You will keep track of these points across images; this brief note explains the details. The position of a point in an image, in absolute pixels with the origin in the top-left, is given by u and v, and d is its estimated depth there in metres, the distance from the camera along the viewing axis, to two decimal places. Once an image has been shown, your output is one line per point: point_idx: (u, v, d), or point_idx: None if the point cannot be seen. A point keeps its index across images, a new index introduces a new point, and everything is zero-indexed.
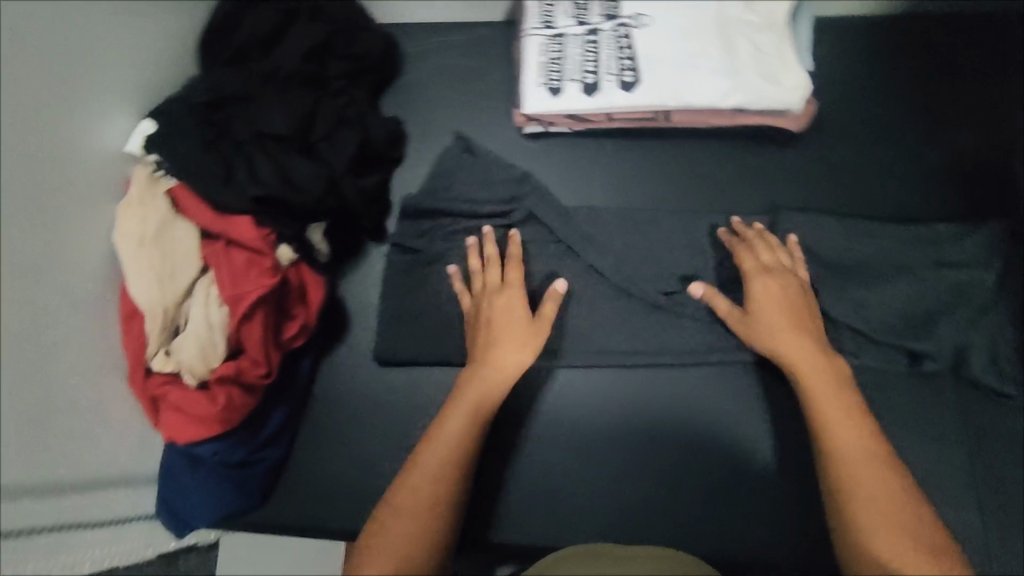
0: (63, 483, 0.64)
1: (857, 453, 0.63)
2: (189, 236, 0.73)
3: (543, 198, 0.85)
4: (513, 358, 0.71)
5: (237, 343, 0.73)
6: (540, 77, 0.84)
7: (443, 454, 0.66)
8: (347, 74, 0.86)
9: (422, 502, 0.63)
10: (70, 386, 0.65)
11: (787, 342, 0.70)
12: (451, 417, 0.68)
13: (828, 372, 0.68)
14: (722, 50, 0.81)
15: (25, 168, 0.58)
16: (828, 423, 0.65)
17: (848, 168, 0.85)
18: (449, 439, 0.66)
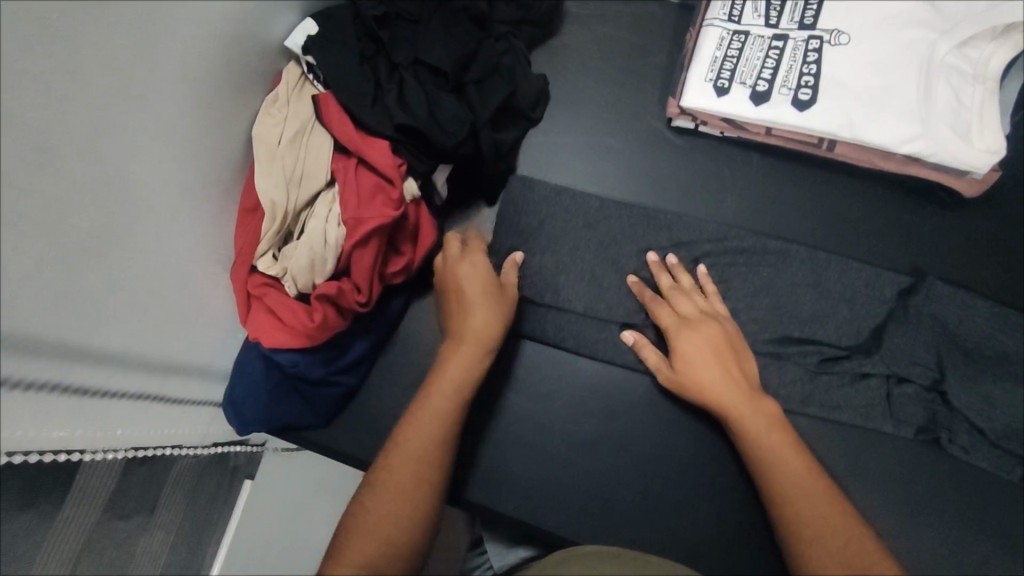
0: (152, 358, 0.63)
1: (795, 469, 0.62)
2: (324, 146, 0.72)
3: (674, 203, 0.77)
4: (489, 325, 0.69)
5: (344, 265, 0.72)
6: (709, 72, 0.79)
7: (439, 415, 0.62)
8: (512, 20, 0.83)
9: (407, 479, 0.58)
10: (179, 263, 0.64)
11: (713, 388, 0.67)
12: (446, 374, 0.65)
13: (748, 408, 0.66)
14: (917, 90, 0.74)
15: (188, 26, 0.56)
16: (772, 468, 0.62)
17: (1011, 251, 0.78)
18: (442, 401, 0.63)
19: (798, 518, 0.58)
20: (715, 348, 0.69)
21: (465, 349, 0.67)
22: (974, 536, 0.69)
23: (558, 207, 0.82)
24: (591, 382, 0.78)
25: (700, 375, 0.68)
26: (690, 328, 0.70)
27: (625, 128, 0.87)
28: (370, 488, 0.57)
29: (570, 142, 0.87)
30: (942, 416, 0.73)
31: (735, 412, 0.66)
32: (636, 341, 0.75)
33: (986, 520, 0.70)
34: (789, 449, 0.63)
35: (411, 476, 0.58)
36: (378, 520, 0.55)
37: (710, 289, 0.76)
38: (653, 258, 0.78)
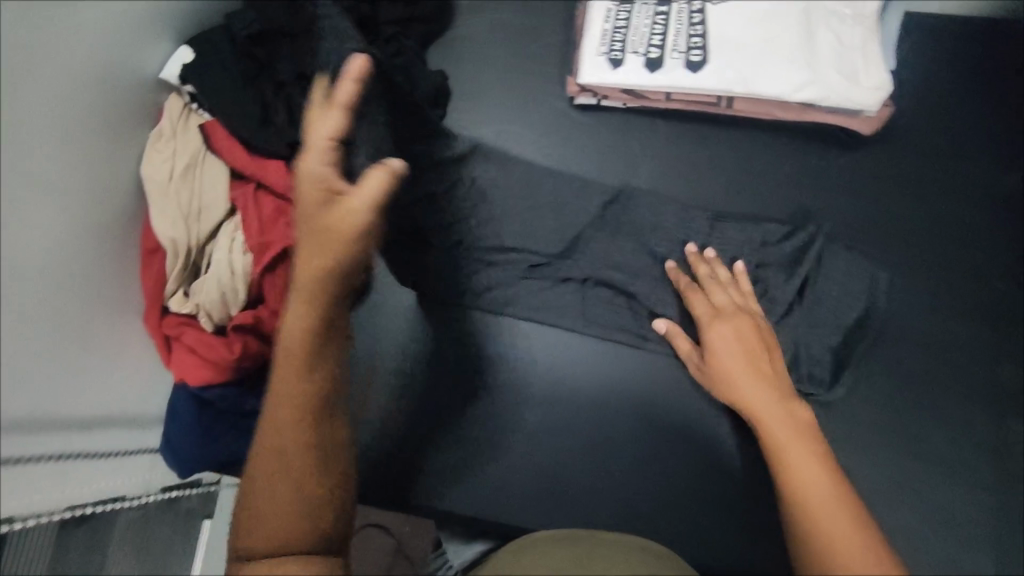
0: (64, 416, 0.60)
1: (817, 469, 0.56)
2: (219, 177, 0.71)
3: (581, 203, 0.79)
4: (348, 229, 0.46)
5: (258, 293, 0.71)
6: (601, 46, 0.79)
7: (293, 391, 0.47)
8: (398, 20, 0.82)
9: (293, 463, 0.47)
10: (74, 314, 0.60)
11: (746, 388, 0.65)
12: (289, 328, 0.48)
13: (776, 408, 0.63)
14: (800, 37, 0.76)
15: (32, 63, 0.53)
16: (785, 461, 0.57)
17: (918, 183, 0.78)
18: (289, 374, 0.48)
19: (810, 518, 0.52)
20: (747, 342, 0.68)
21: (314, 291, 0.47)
22: (913, 465, 0.69)
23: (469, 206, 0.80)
24: (528, 372, 0.75)
25: (732, 368, 0.67)
26: (721, 322, 0.70)
27: (530, 112, 0.86)
28: (252, 484, 0.48)
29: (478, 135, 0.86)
30: (870, 352, 0.73)
31: (766, 422, 0.62)
32: (666, 331, 0.73)
33: (933, 446, 0.70)
34: (813, 454, 0.57)
35: (292, 455, 0.47)
36: (269, 517, 0.47)
37: (747, 289, 0.73)
38: (691, 249, 0.76)
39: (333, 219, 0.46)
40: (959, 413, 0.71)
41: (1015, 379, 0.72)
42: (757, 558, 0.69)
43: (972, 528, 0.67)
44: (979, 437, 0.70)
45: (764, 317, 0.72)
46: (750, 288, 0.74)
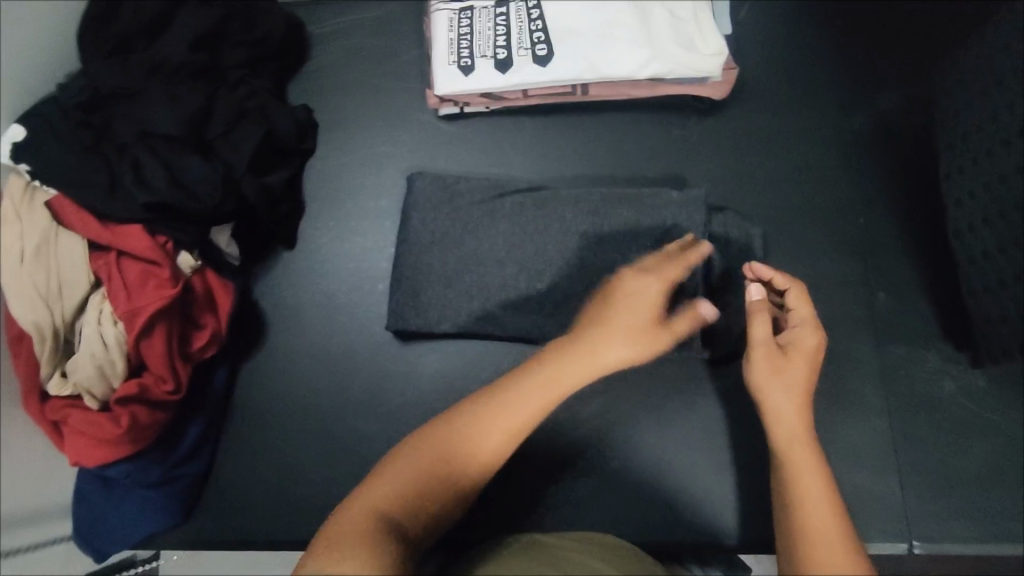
0: None
1: (823, 483, 0.54)
2: (76, 251, 0.68)
3: (458, 216, 0.80)
4: (611, 352, 0.60)
5: (139, 360, 0.69)
6: (450, 55, 0.79)
7: (472, 438, 0.54)
8: (246, 62, 0.82)
9: (404, 485, 0.51)
10: None
11: (789, 405, 0.58)
12: (525, 387, 0.57)
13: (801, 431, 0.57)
14: (635, 17, 0.78)
15: None
16: (804, 500, 0.53)
17: (776, 135, 0.81)
18: (488, 418, 0.55)
19: (806, 527, 0.51)
20: (808, 370, 0.60)
21: (578, 352, 0.59)
22: (813, 405, 0.72)
23: (348, 242, 0.84)
24: (425, 391, 0.78)
25: (789, 381, 0.59)
26: (796, 335, 0.62)
27: (398, 131, 0.87)
28: (365, 488, 0.51)
29: (348, 164, 0.86)
30: None
31: (780, 428, 0.57)
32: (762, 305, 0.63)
33: (829, 385, 0.73)
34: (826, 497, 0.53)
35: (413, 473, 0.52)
36: (343, 530, 0.46)
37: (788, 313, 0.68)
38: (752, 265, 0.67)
39: (627, 325, 0.61)
40: (847, 349, 0.74)
41: (892, 305, 0.75)
42: (682, 520, 0.72)
43: (874, 453, 0.71)
44: (869, 367, 0.73)
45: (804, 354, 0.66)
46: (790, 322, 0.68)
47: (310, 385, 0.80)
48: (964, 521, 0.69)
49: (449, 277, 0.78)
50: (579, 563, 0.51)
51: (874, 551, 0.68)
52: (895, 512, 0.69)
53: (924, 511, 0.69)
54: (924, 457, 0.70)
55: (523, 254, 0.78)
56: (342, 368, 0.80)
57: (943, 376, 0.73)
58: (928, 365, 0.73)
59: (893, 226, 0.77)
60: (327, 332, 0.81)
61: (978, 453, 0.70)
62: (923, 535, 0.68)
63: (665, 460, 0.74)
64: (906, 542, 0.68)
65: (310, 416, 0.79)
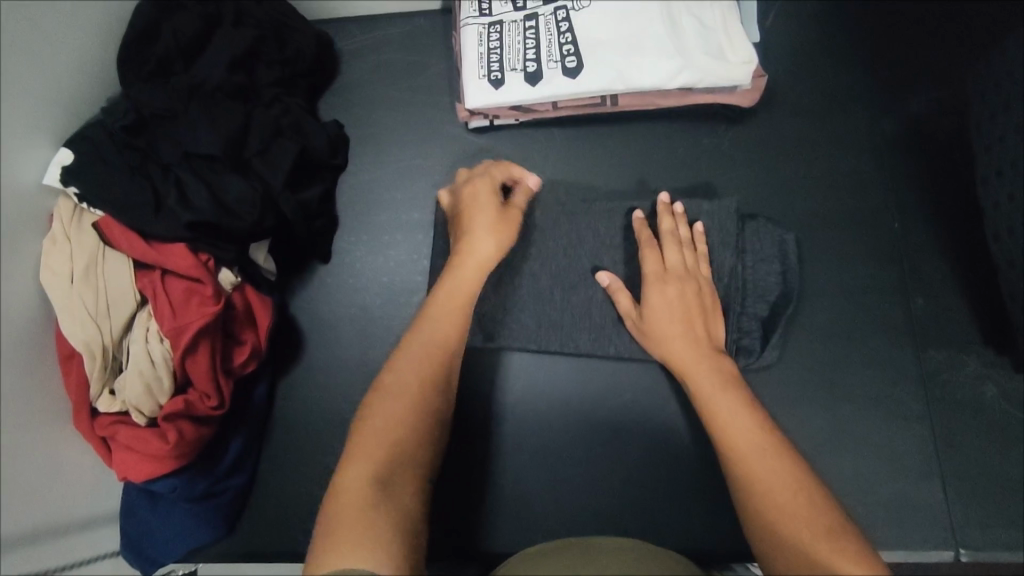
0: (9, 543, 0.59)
1: (749, 421, 0.58)
2: (122, 269, 0.70)
3: None
4: (485, 248, 0.71)
5: (183, 376, 0.71)
6: (481, 69, 0.80)
7: (410, 378, 0.61)
8: (279, 80, 0.83)
9: (379, 442, 0.56)
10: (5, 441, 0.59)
11: (678, 352, 0.67)
12: (434, 310, 0.66)
13: (703, 363, 0.65)
14: (663, 28, 0.78)
15: None
16: (725, 428, 0.58)
17: (805, 140, 0.81)
18: (414, 354, 0.62)
19: (750, 479, 0.54)
20: (683, 303, 0.69)
21: (461, 268, 0.69)
22: (850, 410, 0.72)
23: (382, 256, 0.85)
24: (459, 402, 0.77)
25: (670, 328, 0.68)
26: (655, 289, 0.70)
27: (429, 145, 0.88)
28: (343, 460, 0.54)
29: (380, 178, 0.88)
30: (795, 313, 0.75)
31: (691, 375, 0.65)
32: (609, 286, 0.75)
33: (866, 391, 0.72)
34: (740, 408, 0.60)
35: (382, 429, 0.57)
36: (339, 499, 0.51)
37: (702, 249, 0.74)
38: (637, 216, 0.76)
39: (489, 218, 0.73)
40: (885, 355, 0.73)
41: (929, 311, 0.75)
42: (719, 528, 0.73)
43: (914, 458, 0.70)
44: (908, 373, 0.73)
45: (711, 279, 0.72)
46: (705, 250, 0.74)
47: (347, 396, 0.81)
48: (1010, 529, 0.68)
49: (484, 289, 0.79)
50: (592, 560, 0.52)
51: (918, 559, 0.68)
52: (938, 519, 0.68)
53: (966, 517, 0.68)
54: (964, 462, 0.70)
55: (555, 265, 0.79)
56: (378, 380, 0.81)
57: (982, 382, 0.72)
58: (967, 370, 0.72)
59: (926, 229, 0.77)
60: (364, 344, 0.83)
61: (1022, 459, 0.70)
62: (968, 543, 0.67)
63: (703, 467, 0.74)
64: (952, 550, 0.67)
65: (348, 428, 0.80)
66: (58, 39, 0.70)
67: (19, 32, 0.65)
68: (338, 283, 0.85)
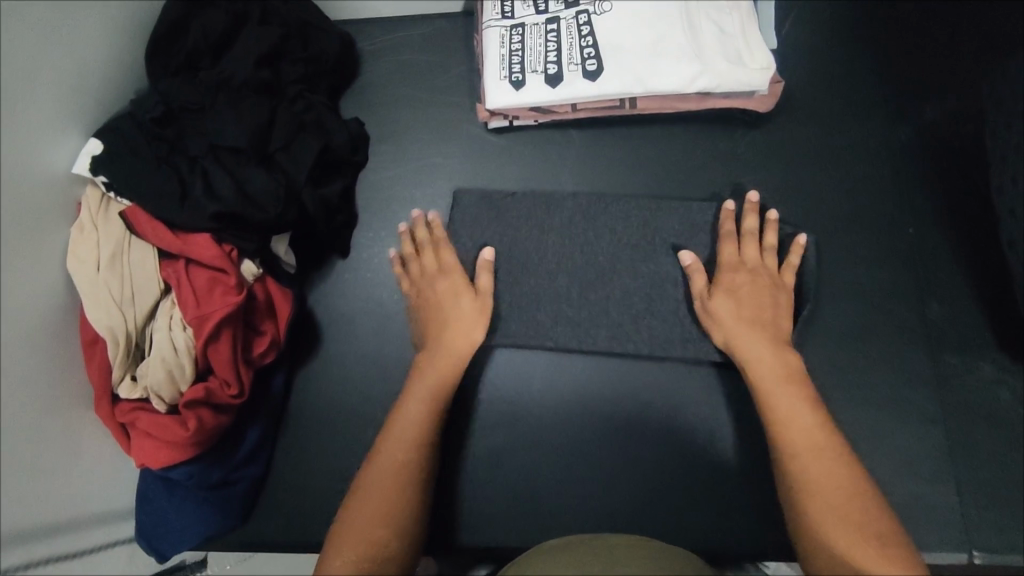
0: (34, 524, 0.59)
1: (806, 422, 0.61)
2: (148, 257, 0.71)
3: (510, 224, 0.82)
4: (467, 332, 0.73)
5: (204, 364, 0.72)
6: (502, 70, 0.81)
7: (399, 458, 0.64)
8: (303, 77, 0.85)
9: (374, 510, 0.60)
10: (31, 423, 0.60)
11: (751, 341, 0.68)
12: (412, 396, 0.69)
13: (772, 355, 0.67)
14: (684, 33, 0.80)
15: None
16: (781, 425, 0.61)
17: (820, 146, 0.82)
18: (403, 438, 0.66)
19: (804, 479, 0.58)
20: (757, 295, 0.71)
21: (442, 351, 0.72)
22: (864, 412, 0.73)
23: (400, 251, 0.86)
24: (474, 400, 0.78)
25: (743, 321, 0.70)
26: (728, 279, 0.72)
27: (449, 144, 0.89)
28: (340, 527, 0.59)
29: (399, 176, 0.89)
30: (810, 315, 0.76)
31: (755, 364, 0.67)
32: (688, 264, 0.76)
33: (881, 394, 0.73)
34: (800, 409, 0.62)
35: (378, 498, 0.61)
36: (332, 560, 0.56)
37: (794, 258, 0.74)
38: (727, 207, 0.76)
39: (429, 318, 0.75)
40: (899, 358, 0.74)
41: (943, 315, 0.75)
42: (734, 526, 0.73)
43: (928, 459, 0.71)
44: (922, 377, 0.73)
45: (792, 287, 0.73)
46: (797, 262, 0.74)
47: (363, 388, 0.82)
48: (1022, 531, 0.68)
49: (502, 285, 0.80)
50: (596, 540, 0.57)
51: (932, 560, 0.68)
52: (952, 521, 0.69)
53: (979, 519, 0.69)
54: (978, 464, 0.70)
55: (572, 264, 0.80)
56: (395, 373, 0.82)
57: (996, 386, 0.73)
58: (980, 374, 0.73)
59: (940, 235, 0.78)
60: (381, 338, 0.83)
61: None
62: (982, 545, 0.68)
63: (717, 465, 0.75)
64: (965, 552, 0.68)
65: (364, 420, 0.81)
66: (90, 31, 0.72)
67: (56, 24, 0.66)
68: (356, 277, 0.86)
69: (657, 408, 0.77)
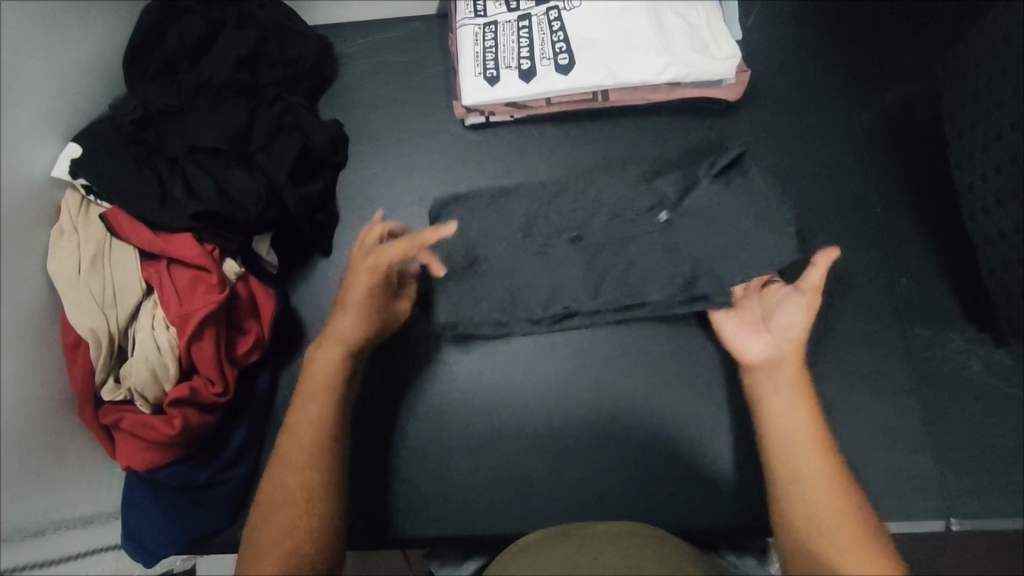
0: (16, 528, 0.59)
1: (833, 497, 0.61)
2: (129, 259, 0.72)
3: (489, 217, 0.83)
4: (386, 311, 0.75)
5: (188, 364, 0.72)
6: (477, 67, 0.83)
7: (317, 394, 0.68)
8: (281, 80, 0.86)
9: (295, 487, 0.63)
10: (10, 426, 0.59)
11: (770, 379, 0.69)
12: (326, 351, 0.70)
13: (802, 409, 0.67)
14: (651, 26, 0.82)
15: None
16: (807, 493, 0.62)
17: (787, 132, 0.85)
18: (309, 394, 0.68)
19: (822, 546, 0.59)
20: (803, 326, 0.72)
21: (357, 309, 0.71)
22: (841, 387, 0.74)
23: None
24: (458, 394, 0.78)
25: (776, 378, 0.69)
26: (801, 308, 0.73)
27: (427, 142, 0.90)
28: (263, 509, 0.63)
29: (378, 175, 0.90)
30: None
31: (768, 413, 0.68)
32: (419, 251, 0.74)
33: (856, 369, 0.75)
34: (824, 476, 0.62)
35: (301, 457, 0.65)
36: (264, 535, 0.61)
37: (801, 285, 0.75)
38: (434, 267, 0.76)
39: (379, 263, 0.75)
40: (873, 334, 0.76)
41: (912, 290, 0.78)
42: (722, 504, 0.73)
43: (902, 430, 0.72)
44: (894, 350, 0.75)
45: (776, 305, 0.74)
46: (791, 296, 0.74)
47: None
48: (996, 496, 0.70)
49: (486, 275, 0.80)
50: (577, 532, 0.59)
51: (912, 528, 0.69)
52: (929, 489, 0.70)
53: (957, 487, 0.70)
54: (951, 432, 0.72)
55: (554, 252, 0.81)
56: None
57: (966, 356, 0.75)
58: (951, 346, 0.75)
59: (906, 213, 0.80)
60: None
61: (1007, 429, 0.72)
62: (960, 512, 0.69)
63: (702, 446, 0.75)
64: (943, 520, 0.69)
65: None
66: (68, 38, 0.73)
67: (33, 30, 0.67)
68: (338, 275, 0.86)
69: (643, 391, 0.77)
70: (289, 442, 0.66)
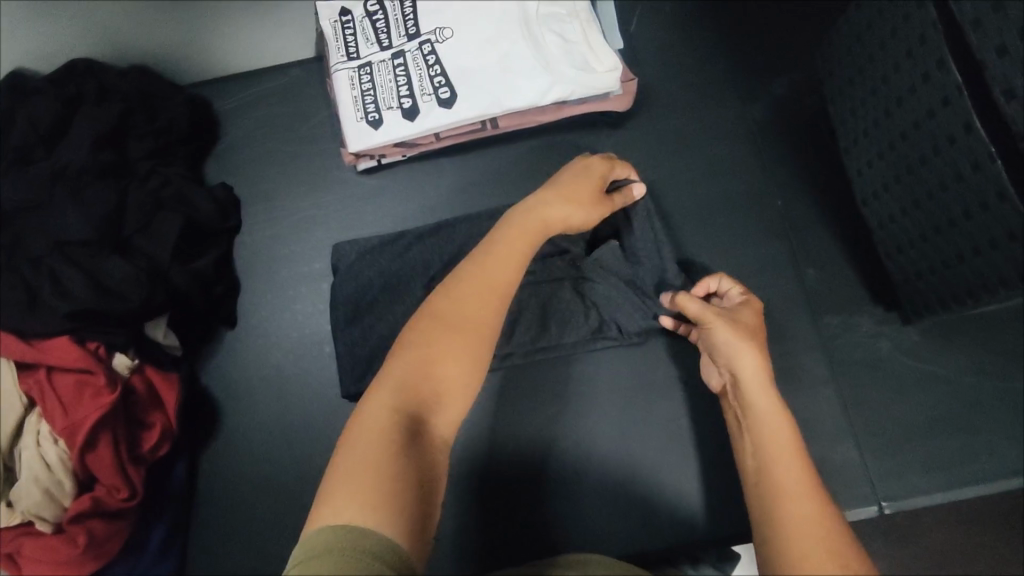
0: None
1: (808, 502, 0.49)
2: (4, 373, 0.67)
3: (394, 262, 0.80)
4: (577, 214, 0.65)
5: (87, 475, 0.67)
6: (358, 112, 0.80)
7: (510, 275, 0.57)
8: (155, 151, 0.81)
9: (417, 375, 0.51)
10: None
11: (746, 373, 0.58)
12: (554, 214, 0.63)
13: (777, 410, 0.55)
14: (529, 47, 0.80)
15: None
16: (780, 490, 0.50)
17: (683, 134, 0.84)
18: (510, 260, 0.58)
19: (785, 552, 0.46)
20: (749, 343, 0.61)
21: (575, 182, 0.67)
22: None
23: (289, 310, 0.84)
24: None
25: (745, 378, 0.58)
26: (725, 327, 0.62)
27: (322, 193, 0.87)
28: (378, 393, 0.50)
29: (276, 233, 0.86)
30: None
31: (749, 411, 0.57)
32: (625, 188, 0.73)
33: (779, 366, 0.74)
34: (796, 477, 0.50)
35: (441, 343, 0.52)
36: (365, 430, 0.48)
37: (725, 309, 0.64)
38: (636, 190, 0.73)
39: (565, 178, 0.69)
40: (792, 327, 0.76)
41: (820, 279, 0.78)
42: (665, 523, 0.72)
43: (830, 420, 0.72)
44: (812, 341, 0.75)
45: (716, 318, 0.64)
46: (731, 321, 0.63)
47: (270, 461, 0.78)
48: (922, 472, 0.71)
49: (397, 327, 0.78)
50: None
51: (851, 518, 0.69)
52: (862, 476, 0.70)
53: (884, 469, 0.71)
54: (873, 415, 0.73)
55: None
56: (301, 438, 0.79)
57: (878, 337, 0.76)
58: (862, 329, 0.76)
59: (806, 203, 0.81)
60: (284, 401, 0.80)
61: (925, 404, 0.73)
62: (890, 495, 0.70)
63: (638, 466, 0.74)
64: (875, 505, 0.69)
65: (278, 493, 0.77)
66: None
67: None
68: (247, 346, 0.82)
69: (571, 422, 0.76)
70: (427, 325, 0.53)
